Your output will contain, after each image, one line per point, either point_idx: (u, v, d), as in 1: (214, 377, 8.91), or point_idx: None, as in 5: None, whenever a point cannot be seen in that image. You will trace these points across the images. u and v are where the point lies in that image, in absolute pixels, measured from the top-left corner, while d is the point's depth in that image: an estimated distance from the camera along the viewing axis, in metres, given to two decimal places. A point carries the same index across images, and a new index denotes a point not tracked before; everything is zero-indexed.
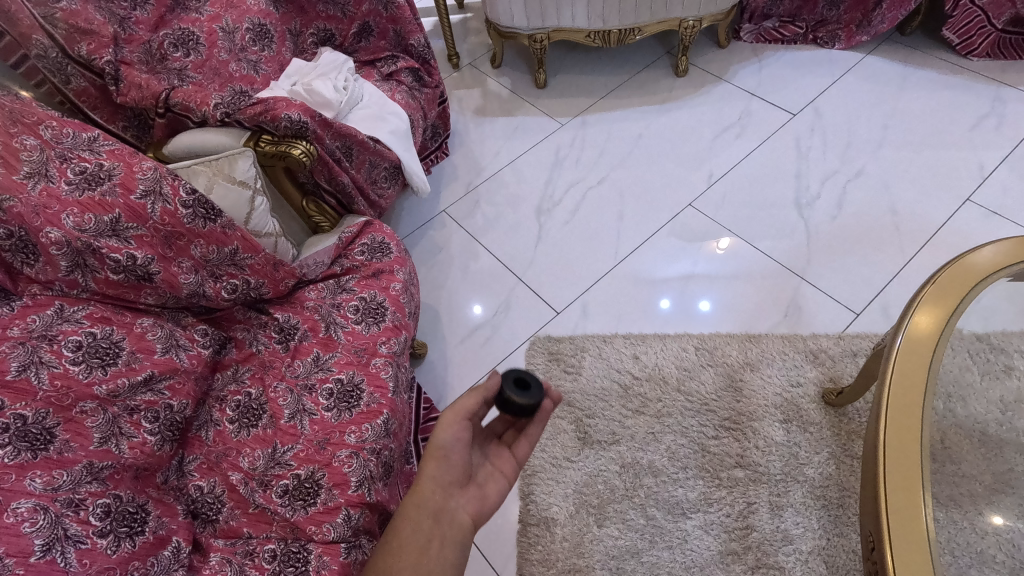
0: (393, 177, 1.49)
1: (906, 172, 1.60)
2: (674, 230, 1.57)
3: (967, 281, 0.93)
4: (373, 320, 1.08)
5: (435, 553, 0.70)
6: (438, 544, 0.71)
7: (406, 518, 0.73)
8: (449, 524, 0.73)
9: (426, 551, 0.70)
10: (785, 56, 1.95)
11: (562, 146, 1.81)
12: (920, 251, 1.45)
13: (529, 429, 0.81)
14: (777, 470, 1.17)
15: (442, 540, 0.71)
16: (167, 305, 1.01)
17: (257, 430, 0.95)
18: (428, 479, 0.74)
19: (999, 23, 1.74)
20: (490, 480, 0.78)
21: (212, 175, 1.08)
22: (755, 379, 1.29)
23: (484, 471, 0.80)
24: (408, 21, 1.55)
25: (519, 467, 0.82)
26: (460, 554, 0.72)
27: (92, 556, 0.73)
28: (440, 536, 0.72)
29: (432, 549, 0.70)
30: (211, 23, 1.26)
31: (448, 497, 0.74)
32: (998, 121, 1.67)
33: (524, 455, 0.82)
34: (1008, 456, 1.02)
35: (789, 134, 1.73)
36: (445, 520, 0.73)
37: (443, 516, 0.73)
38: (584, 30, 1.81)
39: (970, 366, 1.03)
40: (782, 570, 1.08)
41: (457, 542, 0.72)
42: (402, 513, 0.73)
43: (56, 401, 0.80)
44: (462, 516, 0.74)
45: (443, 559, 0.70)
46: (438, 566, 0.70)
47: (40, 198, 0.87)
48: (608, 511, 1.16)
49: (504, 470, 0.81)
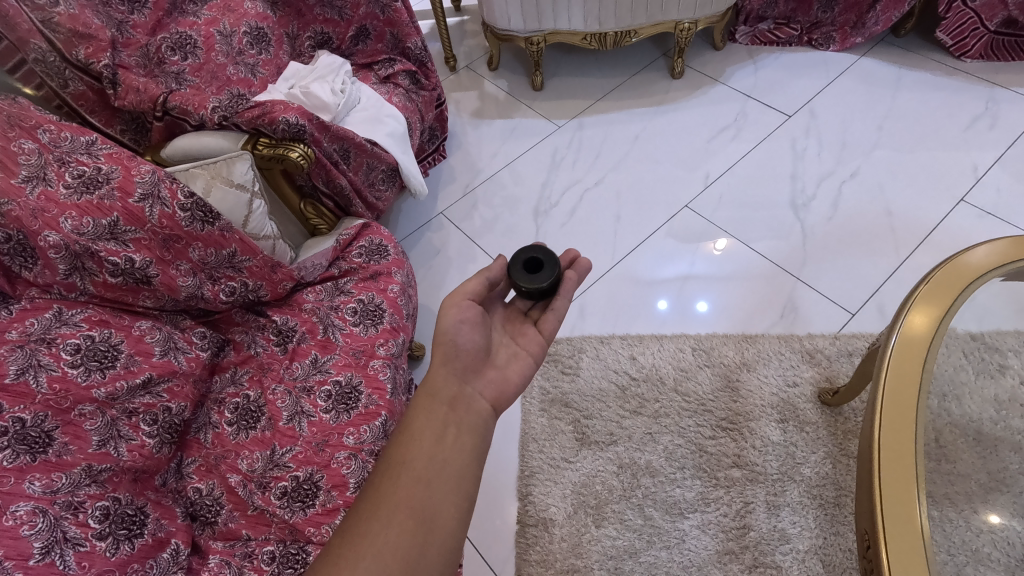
0: (390, 179, 1.50)
1: (901, 173, 1.61)
2: (671, 231, 1.58)
3: (961, 281, 0.94)
4: (371, 322, 1.09)
5: (453, 436, 0.74)
6: (454, 428, 0.74)
7: (420, 409, 0.76)
8: (465, 410, 0.77)
9: (444, 434, 0.74)
10: (780, 58, 1.96)
11: (559, 148, 1.82)
12: (915, 251, 1.46)
13: (554, 303, 0.88)
14: (774, 470, 1.18)
15: (457, 425, 0.75)
16: (166, 308, 1.01)
17: (256, 432, 0.95)
18: (442, 368, 0.79)
19: (992, 24, 1.75)
20: (508, 363, 0.84)
21: (210, 178, 1.08)
22: (751, 379, 1.29)
23: (502, 355, 0.85)
24: (405, 24, 1.56)
25: (544, 342, 0.87)
26: (477, 434, 0.75)
27: (92, 558, 0.73)
28: (456, 419, 0.75)
29: (450, 433, 0.74)
30: (209, 27, 1.26)
31: (463, 384, 0.79)
32: (993, 121, 1.68)
33: (550, 330, 0.88)
34: (1002, 454, 1.03)
35: (785, 136, 1.74)
36: (461, 406, 0.77)
37: (458, 403, 0.77)
38: (580, 32, 1.82)
39: (964, 366, 1.04)
40: (779, 570, 1.08)
41: (473, 426, 0.76)
42: (416, 406, 0.77)
43: (54, 404, 0.80)
44: (476, 403, 0.78)
45: (462, 439, 0.74)
46: (457, 447, 0.73)
47: (38, 202, 0.87)
48: (606, 512, 1.16)
49: (528, 347, 0.86)
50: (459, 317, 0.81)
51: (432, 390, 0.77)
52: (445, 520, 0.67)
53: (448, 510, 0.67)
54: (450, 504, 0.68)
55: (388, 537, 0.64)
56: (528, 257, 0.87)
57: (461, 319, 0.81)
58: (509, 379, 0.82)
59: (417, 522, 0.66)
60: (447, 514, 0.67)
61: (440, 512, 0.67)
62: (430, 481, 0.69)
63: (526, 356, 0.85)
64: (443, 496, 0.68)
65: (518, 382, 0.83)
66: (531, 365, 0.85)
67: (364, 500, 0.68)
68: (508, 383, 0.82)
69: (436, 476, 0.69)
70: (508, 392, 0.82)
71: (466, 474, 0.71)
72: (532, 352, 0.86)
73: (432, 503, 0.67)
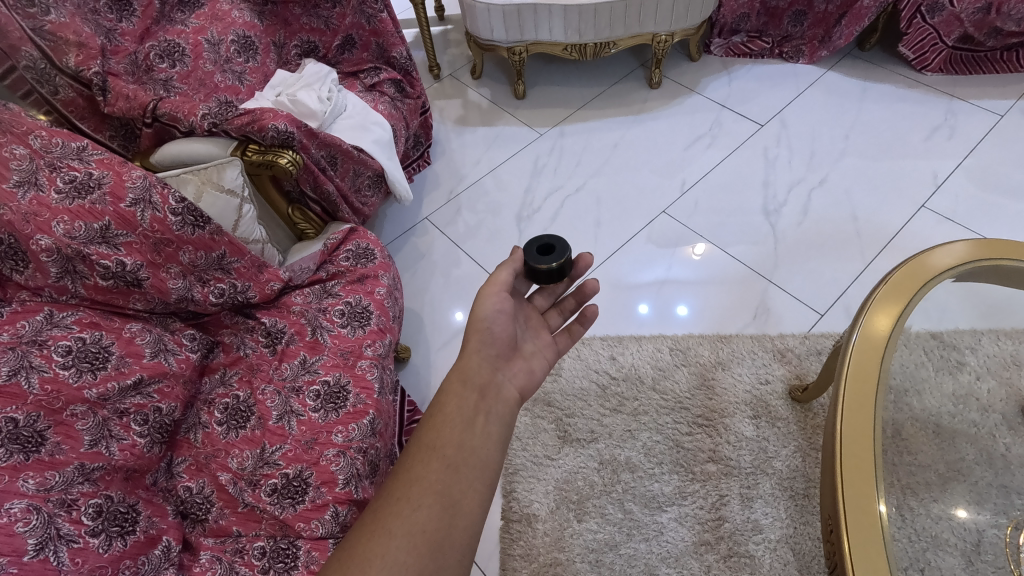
0: (376, 185, 1.53)
1: (866, 181, 1.69)
2: (651, 235, 1.63)
3: (920, 279, 1.01)
4: (359, 323, 1.12)
5: (481, 424, 0.76)
6: (483, 415, 0.77)
7: (451, 394, 0.78)
8: (494, 397, 0.79)
9: (472, 421, 0.75)
10: (753, 69, 2.04)
11: (540, 155, 1.87)
12: (879, 255, 1.53)
13: (574, 327, 0.93)
14: (747, 463, 1.23)
15: (486, 412, 0.77)
16: (156, 310, 1.03)
17: (246, 431, 0.97)
18: (475, 353, 0.81)
19: (950, 40, 1.85)
20: (534, 357, 0.88)
21: (200, 184, 1.10)
22: (725, 377, 1.35)
23: (529, 346, 0.89)
24: (391, 34, 1.60)
25: (557, 354, 0.91)
26: (504, 422, 0.78)
27: (84, 555, 0.75)
28: (485, 406, 0.78)
29: (479, 420, 0.76)
30: (197, 35, 1.29)
31: (493, 372, 0.82)
32: (951, 131, 1.77)
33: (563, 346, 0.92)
34: (959, 446, 1.10)
35: (756, 144, 1.81)
36: (490, 394, 0.79)
37: (488, 391, 0.79)
38: (561, 43, 1.88)
39: (924, 362, 1.11)
40: (752, 559, 1.13)
41: (500, 415, 0.78)
42: (447, 390, 0.78)
43: (46, 405, 0.82)
44: (505, 391, 0.81)
45: (490, 426, 0.76)
46: (483, 435, 0.75)
47: (30, 206, 0.89)
48: (587, 507, 1.20)
49: (548, 350, 0.90)
50: (497, 307, 0.83)
51: (466, 376, 0.79)
52: (471, 505, 0.69)
53: (474, 496, 0.69)
54: (475, 491, 0.70)
55: (418, 518, 0.66)
56: (540, 247, 0.87)
57: (499, 310, 0.83)
58: (534, 372, 0.86)
59: (445, 506, 0.67)
60: (472, 499, 0.69)
61: (467, 497, 0.69)
62: (459, 467, 0.71)
63: (546, 356, 0.90)
64: (469, 483, 0.70)
65: (541, 373, 0.87)
66: (549, 366, 0.89)
67: (395, 479, 0.70)
68: (533, 375, 0.86)
69: (464, 463, 0.72)
70: (532, 381, 0.86)
71: (491, 462, 0.73)
72: (551, 353, 0.90)
73: (459, 488, 0.69)
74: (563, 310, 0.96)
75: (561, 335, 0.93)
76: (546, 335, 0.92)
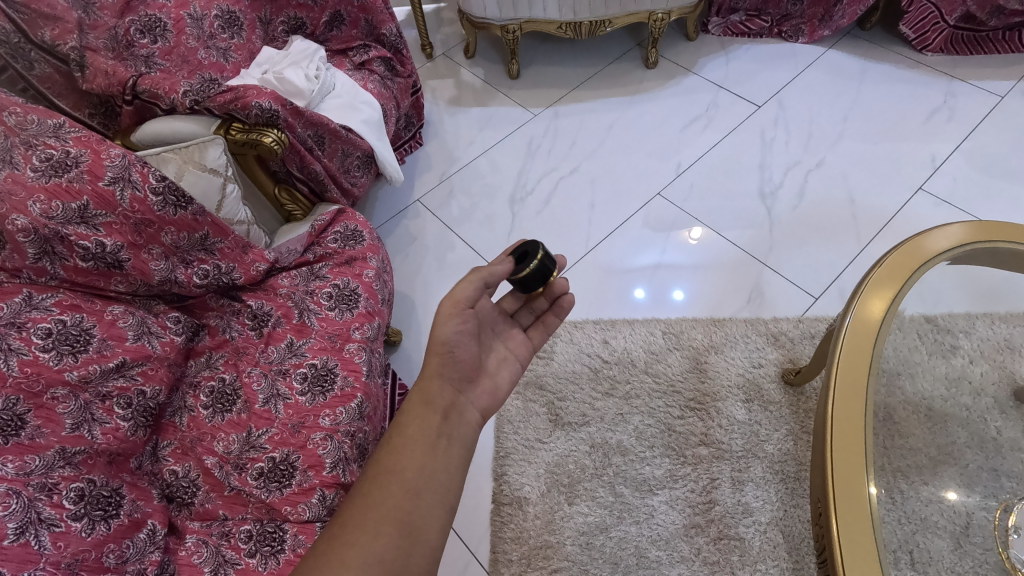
0: (365, 166, 1.50)
1: (864, 164, 1.66)
2: (645, 219, 1.61)
3: (915, 261, 0.99)
4: (347, 306, 1.10)
5: (443, 448, 0.75)
6: (445, 439, 0.76)
7: (413, 417, 0.77)
8: (456, 420, 0.79)
9: (434, 444, 0.75)
10: (751, 49, 2.01)
11: (534, 136, 1.84)
12: (875, 238, 1.51)
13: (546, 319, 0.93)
14: (738, 447, 1.23)
15: (448, 436, 0.77)
16: (139, 293, 1.01)
17: (231, 414, 0.96)
18: (438, 374, 0.80)
19: (952, 19, 1.82)
20: (500, 369, 0.86)
21: (182, 163, 1.08)
22: (718, 361, 1.34)
23: (496, 358, 0.87)
24: (380, 11, 1.57)
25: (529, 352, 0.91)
26: (466, 445, 0.78)
27: (67, 539, 0.74)
28: (447, 430, 0.77)
29: (440, 444, 0.75)
30: (178, 10, 1.24)
31: (457, 394, 0.81)
32: (951, 113, 1.75)
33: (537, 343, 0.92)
34: (951, 429, 1.09)
35: (754, 126, 1.79)
36: (453, 417, 0.79)
37: (451, 413, 0.79)
38: (555, 21, 1.83)
39: (918, 346, 1.10)
40: (741, 541, 1.13)
41: (462, 438, 0.78)
42: (410, 412, 0.77)
43: (26, 388, 0.81)
44: (467, 414, 0.80)
45: (451, 450, 0.76)
46: (445, 459, 0.75)
47: (6, 184, 0.87)
48: (578, 489, 1.20)
49: (517, 355, 0.89)
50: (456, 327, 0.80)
51: (429, 398, 0.78)
52: (430, 530, 0.69)
53: (434, 521, 0.70)
54: (434, 516, 0.70)
55: (375, 547, 0.65)
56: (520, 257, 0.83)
57: (458, 331, 0.80)
58: (500, 388, 0.85)
59: (404, 533, 0.67)
60: (431, 525, 0.69)
61: (426, 524, 0.69)
62: (418, 492, 0.71)
63: (513, 364, 0.89)
64: (430, 508, 0.70)
65: (507, 387, 0.86)
66: (516, 373, 0.89)
67: (352, 505, 0.69)
68: (498, 393, 0.85)
69: (424, 487, 0.71)
70: (497, 400, 0.85)
71: (450, 487, 0.73)
72: (522, 357, 0.90)
73: (419, 513, 0.69)
74: (533, 309, 0.93)
75: (535, 330, 0.93)
76: (515, 336, 0.91)
